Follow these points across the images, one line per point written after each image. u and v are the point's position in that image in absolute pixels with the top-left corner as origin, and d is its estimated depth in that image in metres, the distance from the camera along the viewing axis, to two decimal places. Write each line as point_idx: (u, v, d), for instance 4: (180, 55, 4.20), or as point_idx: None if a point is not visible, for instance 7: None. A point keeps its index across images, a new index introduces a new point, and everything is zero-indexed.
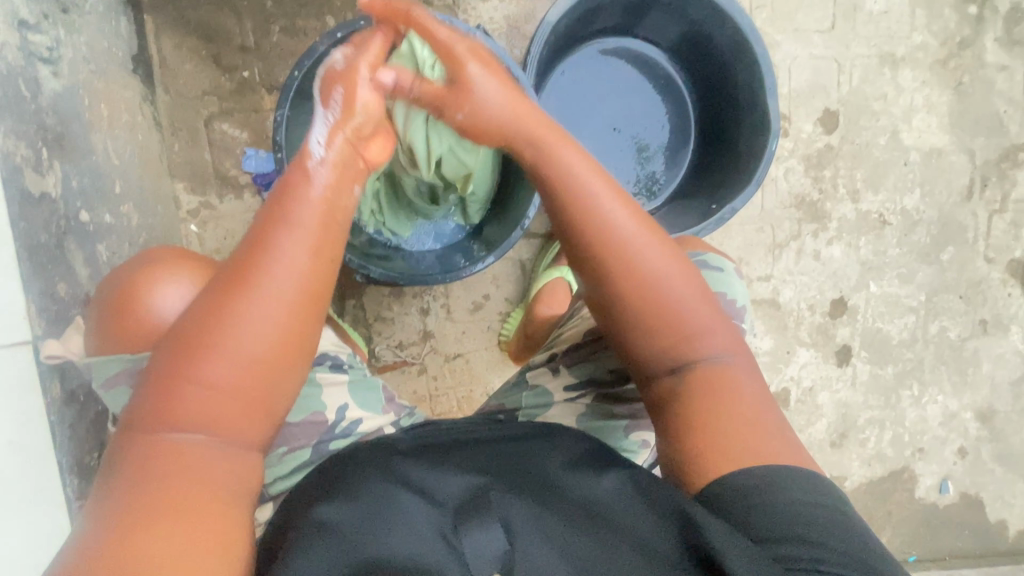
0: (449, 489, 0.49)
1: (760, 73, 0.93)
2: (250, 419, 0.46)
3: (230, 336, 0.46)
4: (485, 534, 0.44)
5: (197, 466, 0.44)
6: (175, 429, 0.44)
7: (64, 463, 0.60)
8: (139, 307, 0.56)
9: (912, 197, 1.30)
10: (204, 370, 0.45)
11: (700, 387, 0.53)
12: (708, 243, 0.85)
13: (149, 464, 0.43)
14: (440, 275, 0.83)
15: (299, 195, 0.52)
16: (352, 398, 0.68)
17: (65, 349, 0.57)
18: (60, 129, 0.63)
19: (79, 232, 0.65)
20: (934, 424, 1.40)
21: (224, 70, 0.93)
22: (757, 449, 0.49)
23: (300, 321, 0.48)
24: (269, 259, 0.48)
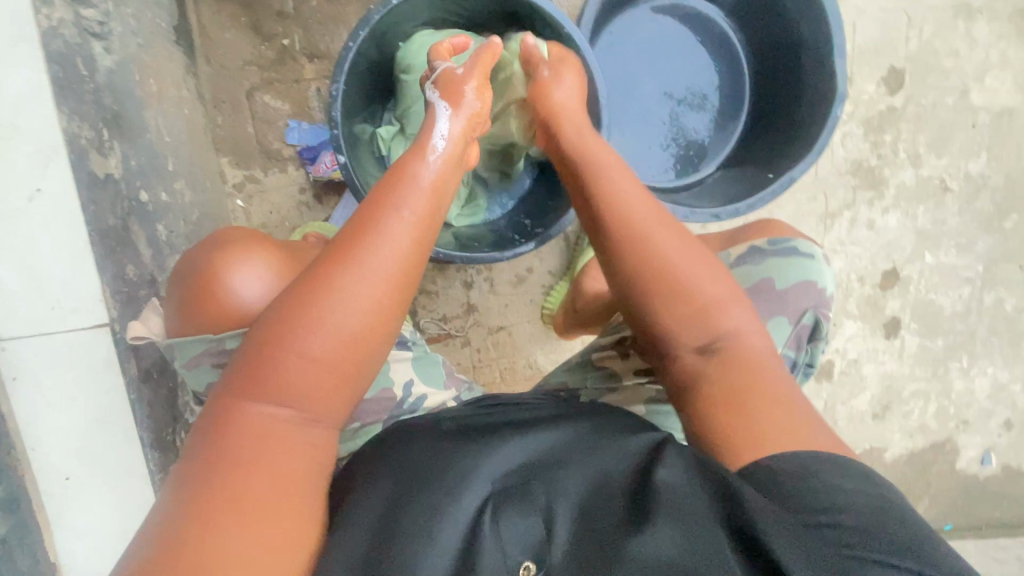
0: (493, 463, 0.48)
1: (829, 31, 0.87)
2: (338, 399, 0.47)
3: (325, 314, 0.45)
4: (524, 519, 0.44)
5: (286, 446, 0.44)
6: (267, 405, 0.45)
7: (146, 439, 0.61)
8: (216, 287, 0.54)
9: (978, 161, 1.22)
10: (300, 346, 0.45)
11: (725, 367, 0.51)
12: (795, 227, 0.81)
13: (242, 437, 0.44)
14: (497, 253, 0.81)
15: (406, 182, 0.53)
16: (417, 374, 0.68)
17: (147, 330, 0.58)
18: (117, 108, 0.62)
19: (141, 212, 0.66)
20: (982, 396, 1.37)
21: (263, 38, 0.90)
22: (783, 431, 0.47)
23: (393, 306, 0.48)
24: (368, 246, 0.48)
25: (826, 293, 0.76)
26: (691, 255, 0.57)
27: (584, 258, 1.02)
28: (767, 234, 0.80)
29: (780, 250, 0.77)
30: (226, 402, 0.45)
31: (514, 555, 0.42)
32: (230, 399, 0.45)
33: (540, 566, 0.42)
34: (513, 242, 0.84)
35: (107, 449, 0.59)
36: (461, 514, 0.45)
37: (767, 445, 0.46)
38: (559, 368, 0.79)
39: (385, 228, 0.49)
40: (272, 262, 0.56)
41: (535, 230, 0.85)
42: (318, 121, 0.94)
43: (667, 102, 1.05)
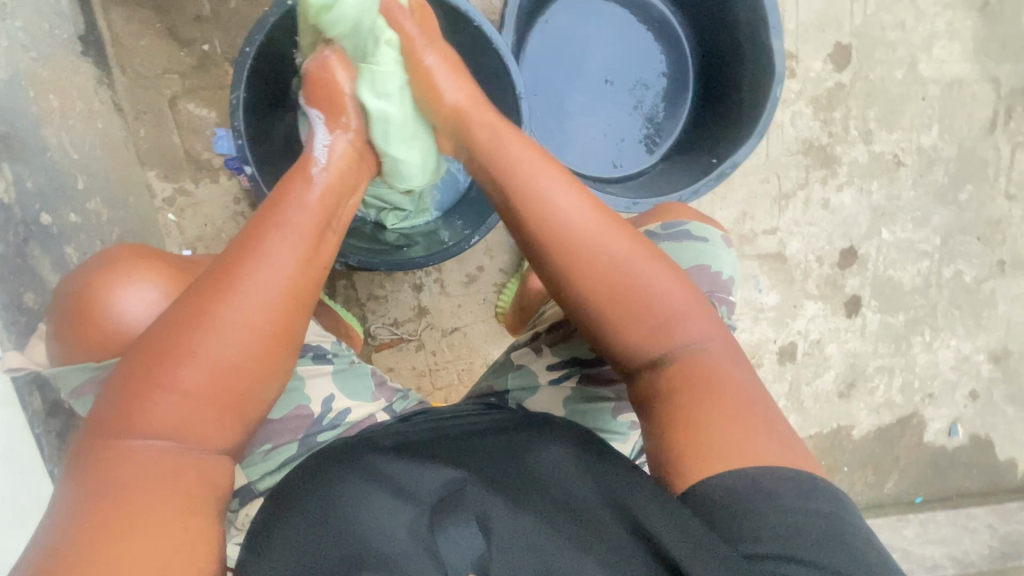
0: (428, 480, 0.48)
1: (762, 10, 0.84)
2: (227, 424, 0.46)
3: (204, 340, 0.44)
4: (461, 530, 0.43)
5: (174, 476, 0.43)
6: (149, 436, 0.43)
7: (55, 471, 0.60)
8: (103, 314, 0.54)
9: (930, 134, 1.22)
10: (176, 375, 0.43)
11: (677, 383, 0.51)
12: (696, 211, 0.81)
13: (116, 476, 0.41)
14: (422, 257, 0.79)
15: (292, 204, 0.52)
16: (337, 388, 0.67)
17: (26, 360, 0.55)
18: (4, 128, 0.59)
19: (43, 236, 0.63)
20: (946, 369, 1.37)
21: (181, 44, 0.87)
22: (743, 446, 0.47)
23: (281, 323, 0.48)
24: (250, 266, 0.47)
25: (722, 275, 0.73)
26: (651, 271, 0.53)
27: None
28: (659, 218, 0.79)
29: (673, 235, 0.75)
30: (102, 440, 0.43)
31: (456, 567, 0.42)
32: (106, 437, 0.43)
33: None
34: (442, 244, 0.82)
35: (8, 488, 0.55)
36: (394, 537, 0.44)
37: (730, 463, 0.46)
38: (486, 374, 0.74)
39: (269, 247, 0.48)
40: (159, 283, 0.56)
41: (463, 232, 0.83)
42: None
43: (608, 87, 1.03)
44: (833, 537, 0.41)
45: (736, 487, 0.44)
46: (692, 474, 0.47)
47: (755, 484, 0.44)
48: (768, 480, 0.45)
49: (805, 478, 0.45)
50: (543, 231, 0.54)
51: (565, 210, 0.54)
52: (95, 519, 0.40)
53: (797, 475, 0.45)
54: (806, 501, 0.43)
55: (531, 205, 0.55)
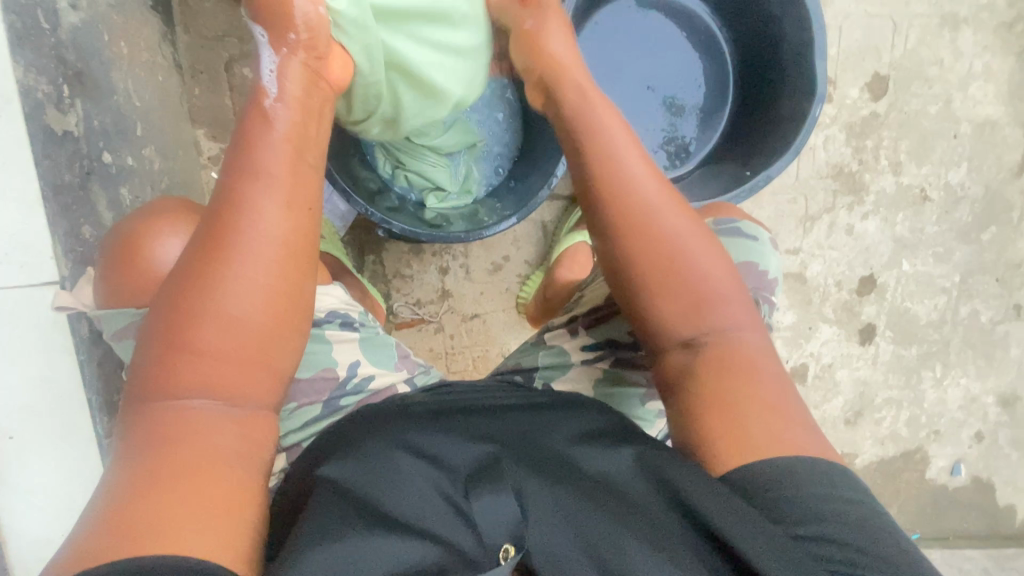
0: (460, 454, 0.49)
1: (810, 31, 0.87)
2: (250, 375, 0.47)
3: (216, 298, 0.45)
4: (496, 499, 0.43)
5: (209, 430, 0.44)
6: (184, 396, 0.45)
7: (94, 401, 0.60)
8: (140, 268, 0.54)
9: (958, 172, 1.23)
10: (196, 335, 0.45)
11: (716, 362, 0.52)
12: (743, 211, 0.81)
13: (156, 435, 0.44)
14: (463, 233, 0.81)
15: (262, 147, 0.49)
16: (363, 354, 0.68)
17: (76, 301, 0.56)
18: (81, 66, 0.61)
19: (103, 173, 0.65)
20: (954, 407, 1.38)
21: (244, 10, 0.89)
22: (768, 439, 0.48)
23: (287, 270, 0.48)
24: (247, 219, 0.47)
25: (768, 276, 0.74)
26: (702, 254, 0.55)
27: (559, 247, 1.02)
28: (713, 214, 0.79)
29: (726, 232, 0.76)
30: (138, 406, 0.45)
31: (492, 539, 0.42)
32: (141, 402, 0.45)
33: (519, 549, 0.41)
34: (482, 223, 0.84)
35: (52, 411, 0.58)
36: (427, 501, 0.45)
37: (759, 449, 0.47)
38: (514, 352, 0.76)
39: (255, 202, 0.47)
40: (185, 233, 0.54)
41: (504, 212, 0.85)
42: None
43: (649, 94, 1.05)
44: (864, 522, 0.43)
45: (774, 475, 0.45)
46: (729, 458, 0.47)
47: (788, 473, 0.45)
48: (806, 467, 0.46)
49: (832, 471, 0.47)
50: (602, 181, 0.58)
51: (627, 170, 0.58)
52: (141, 476, 0.42)
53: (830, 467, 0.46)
54: (839, 489, 0.45)
55: (603, 161, 0.59)
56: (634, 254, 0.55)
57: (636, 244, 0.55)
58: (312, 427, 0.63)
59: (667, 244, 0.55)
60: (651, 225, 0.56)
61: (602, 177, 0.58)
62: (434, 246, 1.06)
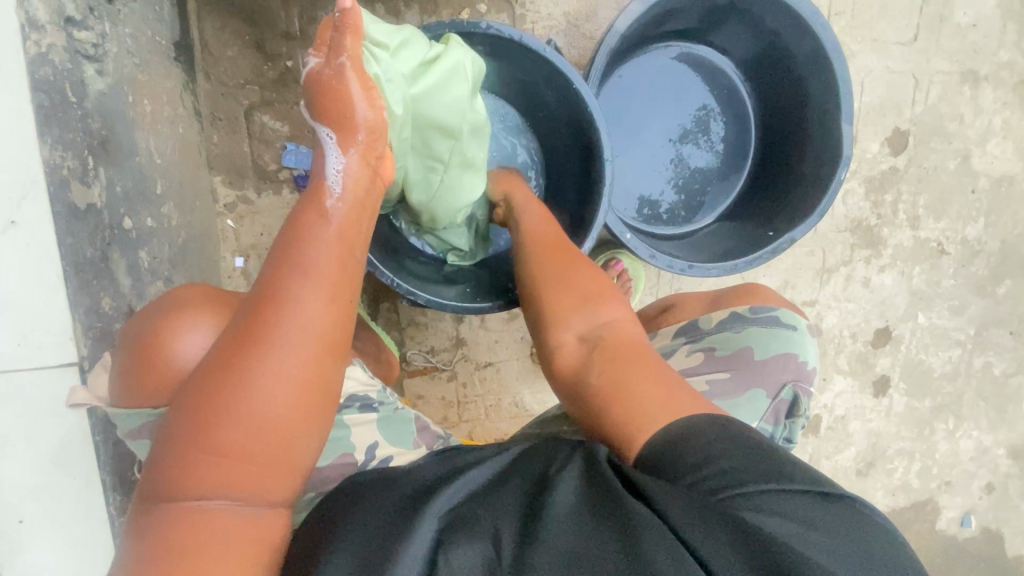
0: (433, 508, 0.43)
1: (838, 96, 0.86)
2: (273, 477, 0.45)
3: (246, 400, 0.43)
4: (468, 546, 0.38)
5: (225, 537, 0.42)
6: (201, 495, 0.43)
7: (108, 480, 0.59)
8: (158, 356, 0.51)
9: (976, 226, 1.23)
10: (221, 435, 0.43)
11: (607, 355, 0.57)
12: (780, 294, 0.80)
13: (171, 538, 0.42)
14: (487, 302, 0.79)
15: (311, 240, 0.47)
16: (381, 435, 0.65)
17: (88, 397, 0.54)
18: (105, 133, 0.60)
19: (123, 240, 0.63)
20: (965, 458, 1.37)
21: (267, 58, 0.88)
22: (662, 403, 0.51)
23: (320, 371, 0.46)
24: (281, 318, 0.44)
25: (806, 367, 0.73)
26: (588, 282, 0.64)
27: None
28: (748, 301, 0.78)
29: (764, 320, 0.75)
30: (155, 501, 0.44)
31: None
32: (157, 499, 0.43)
33: None
34: (505, 291, 0.83)
35: (66, 496, 0.56)
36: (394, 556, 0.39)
37: (659, 420, 0.49)
38: (534, 423, 0.76)
39: (291, 299, 0.45)
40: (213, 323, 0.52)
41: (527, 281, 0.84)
42: None
43: (670, 146, 1.04)
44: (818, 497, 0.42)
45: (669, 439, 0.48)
46: (632, 439, 0.50)
47: (691, 434, 0.47)
48: (700, 423, 0.48)
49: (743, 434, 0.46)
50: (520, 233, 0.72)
51: (531, 223, 0.73)
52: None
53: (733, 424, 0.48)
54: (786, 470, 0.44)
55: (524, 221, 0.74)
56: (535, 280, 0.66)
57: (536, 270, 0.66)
58: None
59: (563, 270, 0.65)
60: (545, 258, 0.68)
61: (525, 236, 0.72)
62: None
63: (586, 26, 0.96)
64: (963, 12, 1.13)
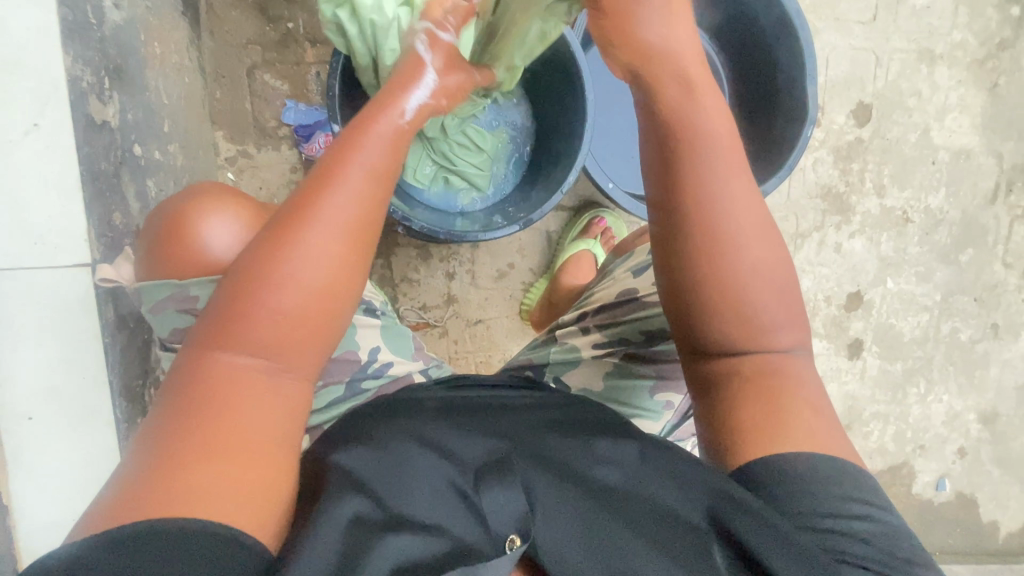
0: (471, 449, 0.50)
1: (802, 58, 0.93)
2: (306, 350, 0.45)
3: (289, 269, 0.44)
4: (506, 490, 0.45)
5: (260, 398, 0.43)
6: (238, 355, 0.44)
7: (115, 386, 0.62)
8: (188, 236, 0.57)
9: (937, 197, 1.30)
10: (264, 301, 0.44)
11: (757, 370, 0.51)
12: None
13: (208, 390, 0.43)
14: (479, 231, 0.84)
15: (364, 136, 0.49)
16: (384, 342, 0.72)
17: (117, 275, 0.59)
18: (120, 61, 0.64)
19: (133, 165, 0.67)
20: (938, 422, 1.42)
21: (269, 19, 0.93)
22: (801, 438, 0.48)
23: (358, 256, 0.47)
24: (331, 193, 0.46)
25: None
26: (755, 248, 0.50)
27: (564, 255, 1.06)
28: None
29: None
30: (192, 357, 0.44)
31: (501, 530, 0.44)
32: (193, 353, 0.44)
33: (526, 540, 0.44)
34: (496, 224, 0.87)
35: (75, 393, 0.58)
36: (438, 500, 0.46)
37: (786, 446, 0.48)
38: (525, 349, 0.80)
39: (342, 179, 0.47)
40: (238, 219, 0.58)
41: (518, 215, 0.89)
42: (316, 103, 0.96)
43: None
44: (876, 533, 0.44)
45: (783, 472, 0.46)
46: (743, 454, 0.48)
47: (808, 473, 0.46)
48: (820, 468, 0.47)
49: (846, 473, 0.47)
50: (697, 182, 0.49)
51: (724, 168, 0.49)
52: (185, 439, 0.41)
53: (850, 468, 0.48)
54: (853, 500, 0.46)
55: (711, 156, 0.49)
56: (696, 259, 0.50)
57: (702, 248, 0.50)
58: (334, 406, 0.67)
59: (736, 255, 0.50)
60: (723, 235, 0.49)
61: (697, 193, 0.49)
62: (441, 252, 1.08)
63: None
64: None
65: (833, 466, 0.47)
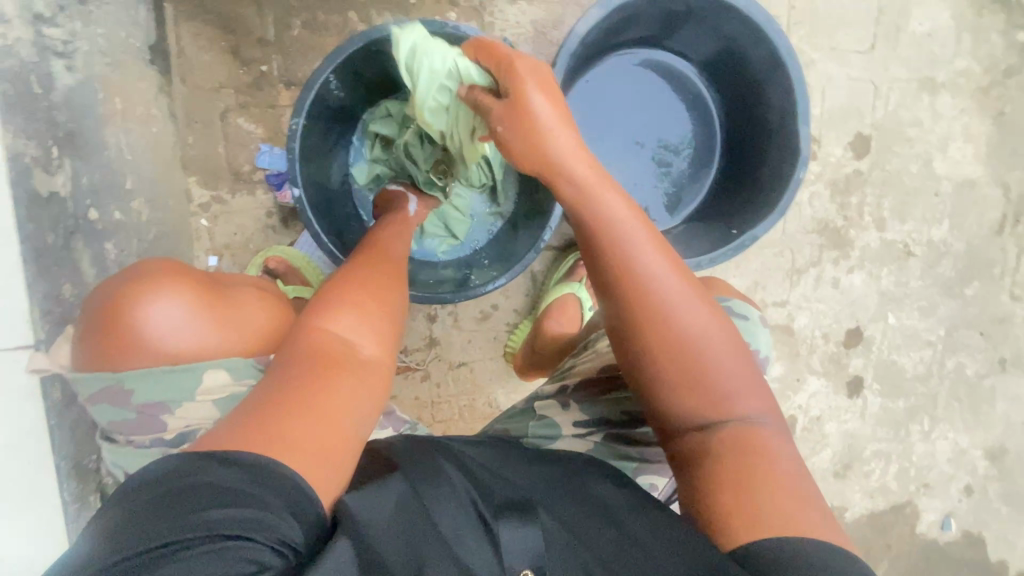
0: (503, 488, 0.49)
1: (794, 98, 0.89)
2: (379, 343, 0.54)
3: (363, 280, 0.59)
4: (523, 529, 0.43)
5: (344, 371, 0.49)
6: (331, 334, 0.52)
7: (62, 466, 0.61)
8: (126, 326, 0.52)
9: (940, 229, 1.26)
10: (345, 297, 0.56)
11: (729, 448, 0.50)
12: (735, 290, 0.81)
13: (309, 356, 0.49)
14: (452, 293, 0.81)
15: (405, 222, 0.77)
16: None
17: (51, 362, 0.54)
18: (72, 126, 0.62)
19: (88, 231, 0.64)
20: (942, 460, 1.37)
21: (242, 63, 0.91)
22: (781, 516, 0.45)
23: (403, 290, 0.62)
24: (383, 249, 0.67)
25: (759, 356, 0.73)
26: (693, 315, 0.52)
27: (548, 297, 1.03)
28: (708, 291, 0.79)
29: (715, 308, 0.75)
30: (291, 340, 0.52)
31: (513, 564, 0.42)
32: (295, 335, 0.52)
33: None
34: (470, 285, 0.85)
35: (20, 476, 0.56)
36: (457, 514, 0.44)
37: (763, 527, 0.44)
38: (502, 418, 0.74)
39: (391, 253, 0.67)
40: (187, 303, 0.55)
41: (492, 274, 0.86)
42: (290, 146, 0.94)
43: (637, 148, 1.08)
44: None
45: (776, 552, 0.42)
46: (735, 536, 0.45)
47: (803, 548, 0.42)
48: (815, 555, 0.41)
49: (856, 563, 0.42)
50: (623, 274, 0.53)
51: (648, 260, 0.53)
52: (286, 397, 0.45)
53: (838, 552, 0.42)
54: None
55: (627, 256, 0.53)
56: (645, 349, 0.52)
57: (655, 335, 0.52)
58: None
59: (687, 340, 0.51)
60: (667, 320, 0.51)
61: (633, 285, 0.52)
62: None
63: (553, 34, 0.99)
64: (919, 23, 1.18)
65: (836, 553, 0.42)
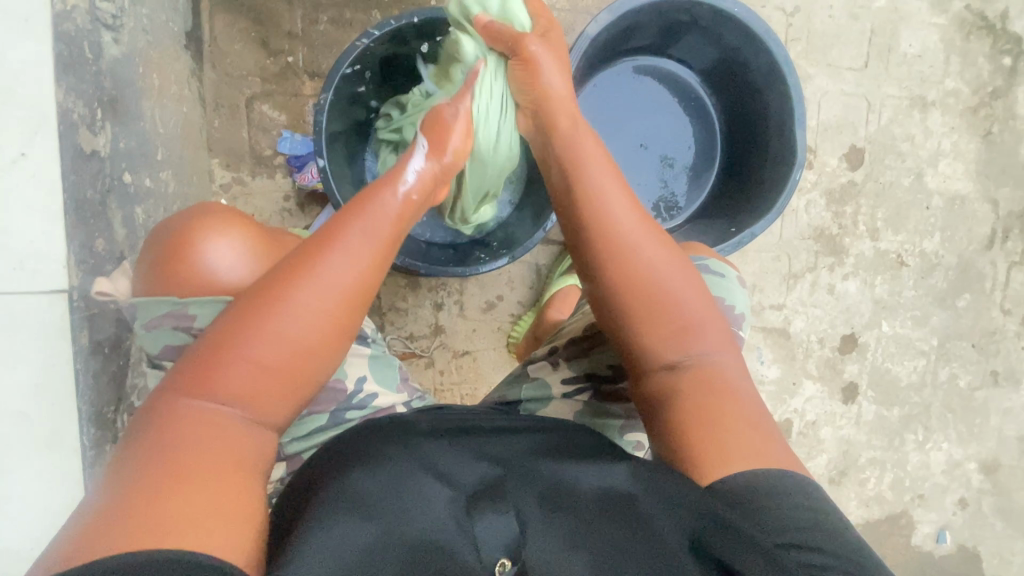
0: (466, 472, 0.49)
1: (790, 103, 0.94)
2: (283, 396, 0.48)
3: (279, 317, 0.48)
4: (496, 518, 0.44)
5: (226, 440, 0.44)
6: (216, 398, 0.45)
7: (85, 412, 0.63)
8: (187, 257, 0.58)
9: (932, 241, 1.30)
10: (253, 346, 0.47)
11: (694, 382, 0.53)
12: (712, 249, 0.85)
13: (185, 428, 0.44)
14: (459, 268, 0.86)
15: (365, 207, 0.56)
16: (370, 371, 0.72)
17: (112, 290, 0.62)
18: (115, 94, 0.66)
19: (122, 192, 0.68)
20: (938, 471, 1.38)
21: (269, 53, 0.96)
22: (748, 454, 0.49)
23: (342, 309, 0.50)
24: (337, 237, 0.52)
25: (738, 311, 0.77)
26: (648, 248, 0.57)
27: (552, 290, 1.06)
28: (685, 252, 0.83)
29: (697, 269, 0.80)
30: (173, 396, 0.46)
31: (490, 554, 0.43)
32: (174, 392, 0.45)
33: (515, 563, 0.43)
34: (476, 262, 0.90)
35: (42, 417, 0.58)
36: (425, 510, 0.45)
37: (735, 463, 0.48)
38: (499, 386, 0.78)
39: (343, 241, 0.52)
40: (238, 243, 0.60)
41: (498, 253, 0.92)
42: (311, 134, 0.98)
43: (641, 150, 1.13)
44: (834, 540, 0.43)
45: (746, 489, 0.46)
46: (711, 470, 0.48)
47: (774, 488, 0.46)
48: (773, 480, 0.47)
49: (811, 491, 0.47)
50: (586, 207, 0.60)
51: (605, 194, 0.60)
52: (157, 475, 0.41)
53: (805, 485, 0.47)
54: (809, 514, 0.45)
55: (587, 197, 0.61)
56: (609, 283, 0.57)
57: (612, 273, 0.57)
58: (317, 434, 0.67)
59: (644, 275, 0.56)
60: (623, 248, 0.57)
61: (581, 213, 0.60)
62: (430, 282, 1.09)
63: (564, 38, 1.05)
64: (909, 44, 1.25)
65: (797, 484, 0.47)
